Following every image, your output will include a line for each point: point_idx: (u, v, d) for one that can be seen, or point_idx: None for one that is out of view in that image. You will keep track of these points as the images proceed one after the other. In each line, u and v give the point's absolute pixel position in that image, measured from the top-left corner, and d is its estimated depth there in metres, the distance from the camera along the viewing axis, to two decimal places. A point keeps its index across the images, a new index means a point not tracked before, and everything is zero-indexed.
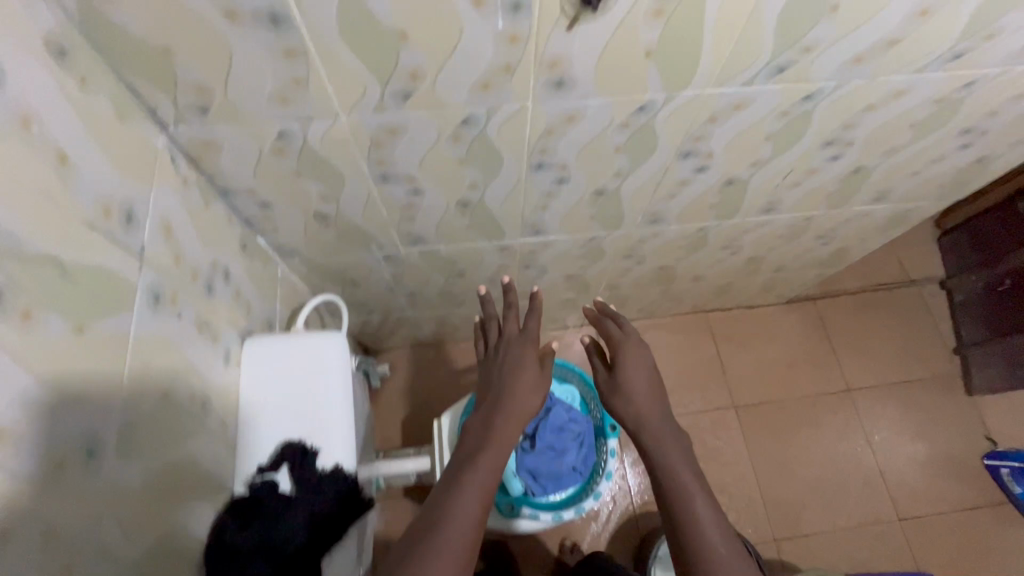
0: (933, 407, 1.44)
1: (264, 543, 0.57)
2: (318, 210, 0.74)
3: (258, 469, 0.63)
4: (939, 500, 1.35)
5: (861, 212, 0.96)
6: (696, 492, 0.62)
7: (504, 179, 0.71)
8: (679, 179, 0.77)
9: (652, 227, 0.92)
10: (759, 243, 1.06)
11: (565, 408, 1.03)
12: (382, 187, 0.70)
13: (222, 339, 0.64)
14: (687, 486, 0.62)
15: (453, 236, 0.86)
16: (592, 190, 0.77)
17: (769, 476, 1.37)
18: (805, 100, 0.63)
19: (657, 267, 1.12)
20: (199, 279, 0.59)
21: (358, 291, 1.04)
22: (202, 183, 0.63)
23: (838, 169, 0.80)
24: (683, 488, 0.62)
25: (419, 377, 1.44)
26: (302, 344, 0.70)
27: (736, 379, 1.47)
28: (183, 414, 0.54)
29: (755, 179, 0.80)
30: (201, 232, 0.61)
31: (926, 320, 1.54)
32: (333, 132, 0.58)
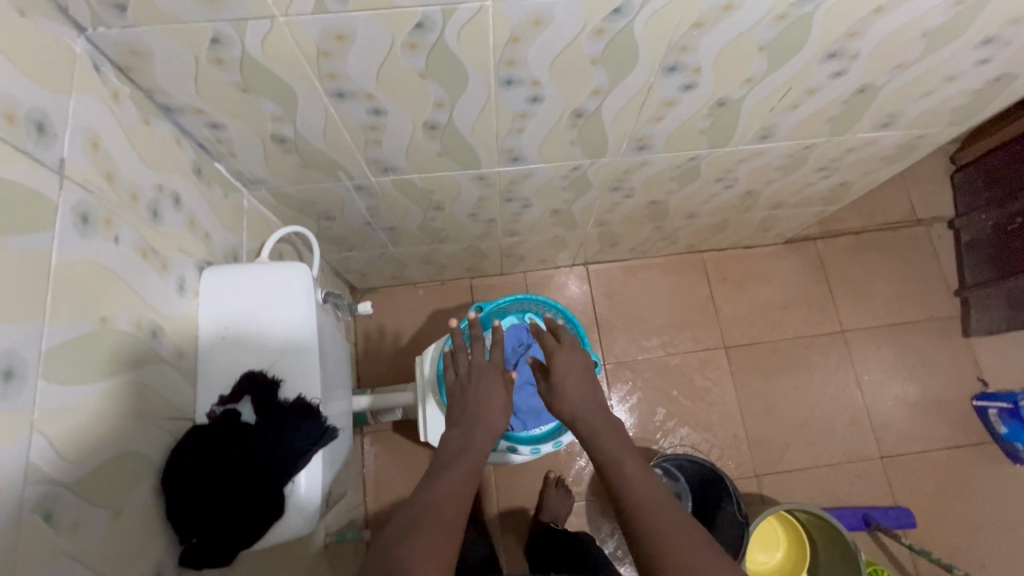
0: (927, 349, 1.42)
1: (224, 468, 0.57)
2: (276, 132, 0.70)
3: (220, 399, 0.63)
4: (923, 439, 1.36)
5: (865, 140, 0.90)
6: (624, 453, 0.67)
7: (472, 97, 0.66)
8: (665, 99, 0.71)
9: (640, 155, 0.87)
10: (755, 176, 1.00)
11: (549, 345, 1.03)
12: (340, 106, 0.65)
13: (175, 268, 0.61)
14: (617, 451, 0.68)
15: (426, 164, 0.81)
16: (569, 111, 0.71)
17: (755, 415, 1.38)
18: (803, 1, 0.56)
19: (648, 201, 1.07)
20: (140, 203, 0.56)
21: (335, 225, 1.01)
22: (140, 100, 0.58)
23: (841, 89, 0.73)
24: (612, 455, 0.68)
25: (407, 316, 1.44)
26: (264, 274, 0.68)
27: (728, 319, 1.45)
28: (130, 341, 0.52)
29: (749, 100, 0.73)
30: (142, 153, 0.57)
31: (929, 260, 1.49)
32: (273, 38, 0.53)
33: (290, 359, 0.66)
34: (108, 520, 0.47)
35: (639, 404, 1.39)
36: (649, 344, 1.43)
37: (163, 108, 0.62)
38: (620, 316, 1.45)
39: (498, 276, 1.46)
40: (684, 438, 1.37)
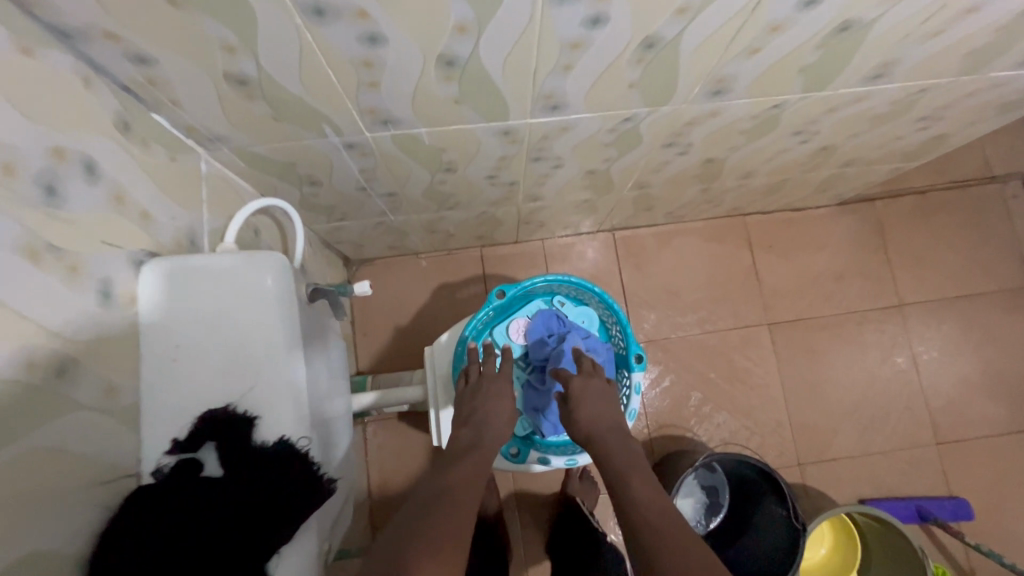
0: (993, 324, 1.28)
1: (181, 543, 0.41)
2: (232, 70, 0.50)
3: (173, 446, 0.46)
4: (983, 424, 1.23)
5: (996, 81, 0.70)
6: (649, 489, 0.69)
7: (509, 18, 0.46)
8: (771, 23, 0.51)
9: (712, 103, 0.67)
10: (842, 127, 0.81)
11: (582, 335, 0.90)
12: (319, 33, 0.45)
13: (92, 267, 0.43)
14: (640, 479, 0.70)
15: (437, 116, 0.62)
16: (639, 40, 0.52)
17: (799, 399, 1.25)
18: None
19: (702, 160, 0.88)
20: (22, 178, 0.37)
21: (321, 191, 0.82)
22: (13, 17, 0.39)
23: (1007, 8, 0.54)
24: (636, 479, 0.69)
25: (410, 290, 1.26)
26: (229, 270, 0.51)
27: (772, 292, 1.29)
28: (19, 388, 0.35)
29: (882, 23, 0.54)
30: (20, 101, 0.38)
31: (1001, 224, 1.31)
32: None
33: (267, 385, 0.50)
34: None
35: (671, 388, 1.25)
36: (684, 321, 1.27)
37: (55, 31, 0.42)
38: (651, 289, 1.29)
39: (513, 244, 1.28)
40: (720, 426, 1.23)
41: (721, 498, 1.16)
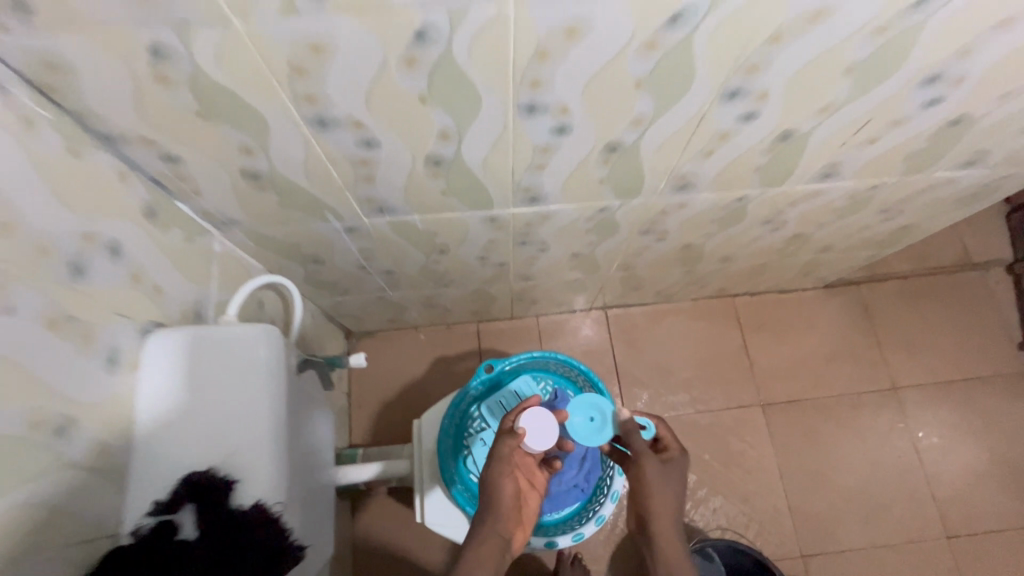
0: (994, 411, 1.26)
1: None
2: (246, 166, 0.57)
3: (152, 508, 0.48)
4: (995, 517, 1.19)
5: (943, 180, 0.76)
6: None
7: (485, 126, 0.54)
8: (718, 131, 0.58)
9: (678, 196, 0.73)
10: (808, 218, 0.86)
11: None
12: (322, 137, 0.53)
13: (103, 336, 0.48)
14: None
15: (427, 205, 0.69)
16: (602, 144, 0.59)
17: (799, 485, 1.21)
18: (913, 9, 0.43)
19: (681, 245, 0.94)
20: (54, 258, 0.43)
21: (323, 268, 0.88)
22: (68, 126, 0.46)
23: (929, 122, 0.60)
24: None
25: (407, 363, 1.30)
26: (223, 343, 0.54)
27: (764, 372, 1.30)
28: (19, 446, 0.39)
29: (817, 133, 0.61)
30: (64, 193, 0.45)
31: (988, 310, 1.33)
32: (231, 49, 0.41)
33: (243, 455, 0.51)
34: None
35: None
36: (677, 400, 1.28)
37: (100, 136, 0.49)
38: (643, 367, 1.30)
39: (509, 319, 1.33)
40: (717, 511, 1.19)
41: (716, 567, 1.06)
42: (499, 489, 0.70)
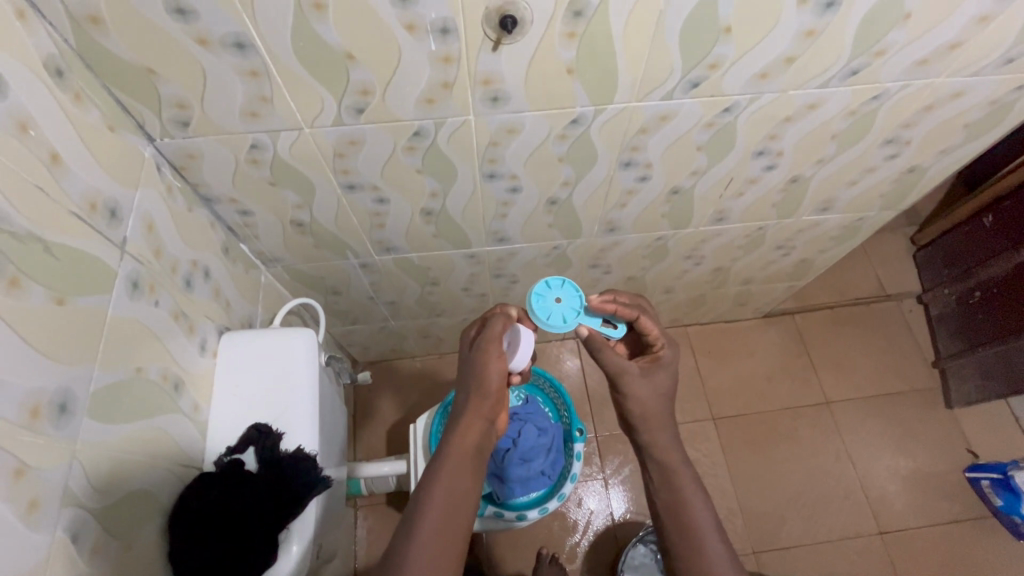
0: (914, 420, 1.45)
1: (221, 504, 0.62)
2: (294, 217, 0.81)
3: (227, 449, 0.69)
4: (922, 514, 1.35)
5: (812, 222, 1.01)
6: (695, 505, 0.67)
7: (461, 187, 0.78)
8: (626, 188, 0.83)
9: (611, 236, 0.98)
10: (720, 253, 1.11)
11: (536, 423, 1.06)
12: (350, 196, 0.78)
13: (198, 330, 0.70)
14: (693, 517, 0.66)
15: (423, 245, 0.93)
16: (545, 199, 0.84)
17: (748, 489, 1.38)
18: (724, 112, 0.69)
19: (626, 277, 1.17)
20: (178, 273, 0.66)
21: (340, 299, 1.11)
22: (187, 191, 0.70)
23: (775, 180, 0.85)
24: (683, 500, 0.68)
25: (406, 388, 1.49)
26: (276, 340, 0.75)
27: (714, 390, 1.50)
28: (157, 390, 0.59)
29: (698, 189, 0.86)
30: (184, 233, 0.68)
31: (904, 334, 1.56)
32: (300, 142, 0.66)
33: (290, 418, 0.72)
34: (117, 549, 0.51)
35: (631, 478, 1.40)
36: None
37: (203, 198, 0.74)
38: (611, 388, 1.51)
39: None
40: None
41: None
42: (486, 371, 0.72)
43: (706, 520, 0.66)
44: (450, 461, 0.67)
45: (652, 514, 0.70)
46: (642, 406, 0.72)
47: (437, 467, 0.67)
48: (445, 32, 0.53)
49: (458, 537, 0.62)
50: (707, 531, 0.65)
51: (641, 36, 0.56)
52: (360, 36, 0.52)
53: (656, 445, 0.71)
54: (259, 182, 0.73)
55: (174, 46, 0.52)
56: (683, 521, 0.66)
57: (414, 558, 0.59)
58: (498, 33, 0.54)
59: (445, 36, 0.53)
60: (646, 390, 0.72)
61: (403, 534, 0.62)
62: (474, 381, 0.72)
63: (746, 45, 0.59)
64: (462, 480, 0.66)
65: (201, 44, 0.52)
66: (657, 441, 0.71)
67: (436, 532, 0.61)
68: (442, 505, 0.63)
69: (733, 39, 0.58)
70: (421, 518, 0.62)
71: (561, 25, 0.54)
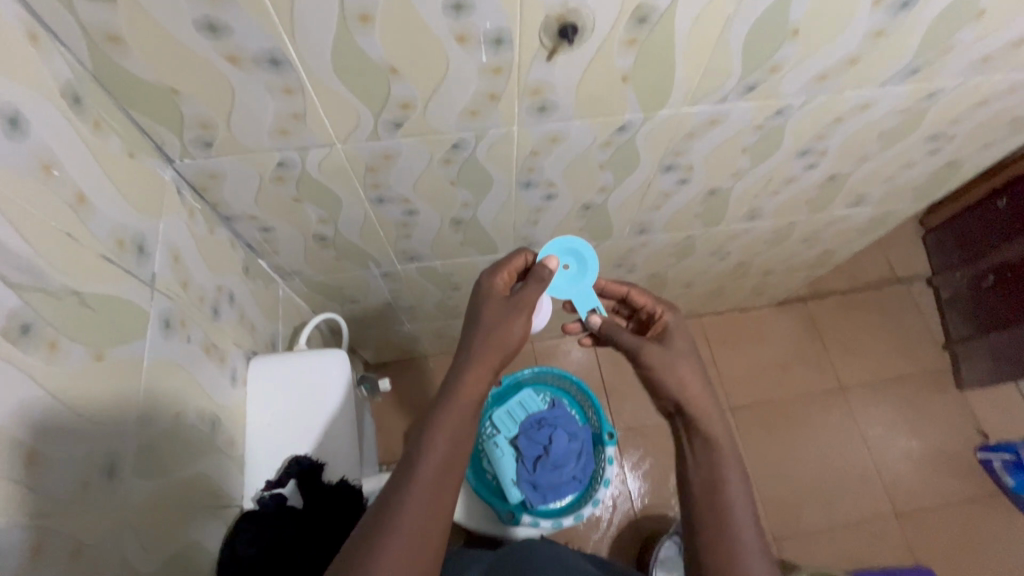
0: (927, 402, 1.47)
1: (270, 548, 0.59)
2: (317, 231, 0.77)
3: (267, 484, 0.66)
4: (935, 494, 1.38)
5: (841, 216, 0.99)
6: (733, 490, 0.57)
7: (495, 197, 0.75)
8: (663, 191, 0.80)
9: (641, 236, 0.95)
10: (746, 248, 1.09)
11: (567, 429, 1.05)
12: (379, 209, 0.73)
13: (229, 359, 0.66)
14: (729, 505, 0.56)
15: (448, 253, 0.89)
16: (579, 204, 0.80)
17: (767, 477, 1.39)
18: (776, 115, 0.66)
19: (649, 274, 1.14)
20: (205, 303, 0.62)
21: (357, 307, 1.07)
22: (206, 212, 0.66)
23: (814, 178, 0.83)
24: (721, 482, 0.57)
25: (421, 389, 1.47)
26: (308, 364, 0.72)
27: (730, 380, 1.50)
28: (195, 431, 0.56)
29: (735, 189, 0.83)
30: (207, 258, 0.64)
31: (914, 317, 1.57)
32: (331, 158, 0.61)
33: (328, 446, 0.70)
34: None
35: (651, 471, 1.40)
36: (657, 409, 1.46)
37: (222, 217, 0.69)
38: (627, 381, 1.50)
39: None
40: None
41: None
42: (509, 328, 0.62)
43: (743, 507, 0.56)
44: (452, 409, 0.57)
45: (682, 495, 0.60)
46: (682, 376, 0.63)
47: (439, 414, 0.56)
48: (499, 43, 0.49)
49: (449, 504, 0.52)
50: (744, 519, 0.55)
51: (703, 42, 0.53)
52: (407, 50, 0.48)
53: (702, 418, 0.61)
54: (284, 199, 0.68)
55: (201, 66, 0.47)
56: (718, 507, 0.56)
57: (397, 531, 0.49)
58: (554, 43, 0.49)
59: (498, 47, 0.49)
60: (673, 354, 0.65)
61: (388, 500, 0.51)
62: (493, 333, 0.61)
63: (811, 47, 0.55)
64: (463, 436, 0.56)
65: (232, 63, 0.47)
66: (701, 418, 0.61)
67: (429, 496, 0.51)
68: (436, 467, 0.53)
69: (799, 42, 0.54)
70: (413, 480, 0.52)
71: (622, 32, 0.50)
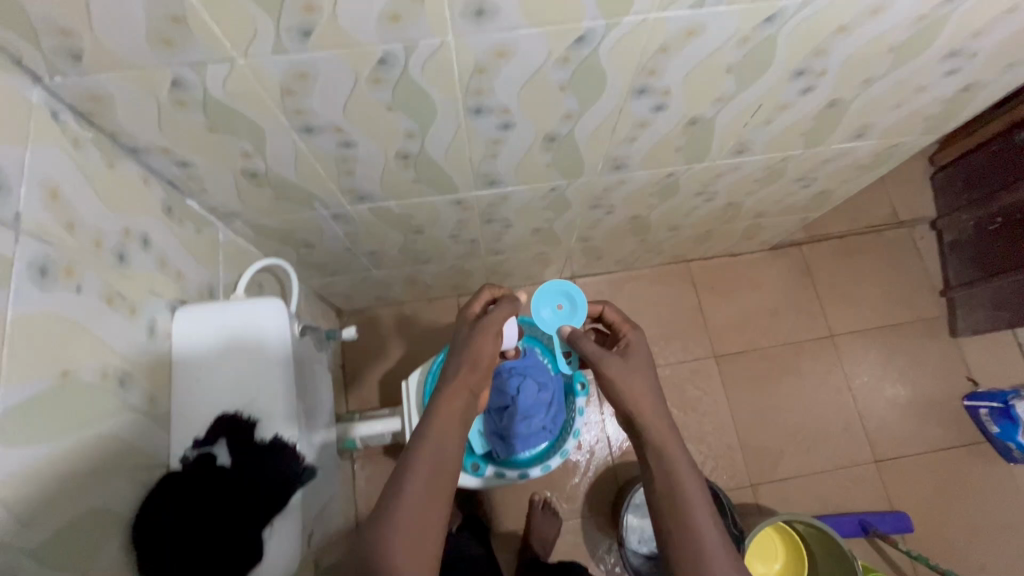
0: (917, 350, 1.43)
1: (190, 512, 0.56)
2: (246, 167, 0.69)
3: (193, 442, 0.61)
4: (917, 441, 1.36)
5: (841, 151, 0.90)
6: (689, 485, 0.57)
7: (443, 126, 0.65)
8: (637, 120, 0.71)
9: (616, 174, 0.86)
10: (735, 188, 1.00)
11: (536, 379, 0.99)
12: (309, 140, 0.65)
13: (144, 310, 0.60)
14: (687, 500, 0.56)
15: (402, 193, 0.81)
16: (542, 135, 0.71)
17: (747, 425, 1.37)
18: (766, 23, 0.55)
19: (629, 216, 1.07)
20: (105, 248, 0.55)
21: (314, 252, 1.00)
22: (102, 142, 0.57)
23: (811, 105, 0.73)
24: (674, 480, 0.57)
25: (396, 336, 1.42)
26: (241, 313, 0.67)
27: (717, 327, 1.45)
28: (94, 391, 0.51)
29: (720, 118, 0.73)
30: (106, 197, 0.56)
31: (914, 262, 1.49)
32: (235, 78, 0.52)
33: (264, 400, 0.64)
34: None
35: None
36: None
37: (127, 149, 0.60)
38: None
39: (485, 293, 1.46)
40: None
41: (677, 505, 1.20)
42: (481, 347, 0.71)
43: (700, 502, 0.56)
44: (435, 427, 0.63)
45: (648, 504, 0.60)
46: (628, 388, 0.64)
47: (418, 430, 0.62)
48: None
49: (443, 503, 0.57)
50: (702, 515, 0.55)
51: None
52: None
53: (649, 424, 0.62)
54: (194, 130, 0.59)
55: None
56: (677, 505, 0.56)
57: (398, 527, 0.54)
58: None
59: None
60: (606, 368, 0.68)
61: (387, 500, 0.57)
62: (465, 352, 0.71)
63: None
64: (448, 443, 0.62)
65: None
66: (648, 421, 0.62)
67: (423, 496, 0.57)
68: (426, 472, 0.59)
69: None
70: (406, 484, 0.57)
71: None
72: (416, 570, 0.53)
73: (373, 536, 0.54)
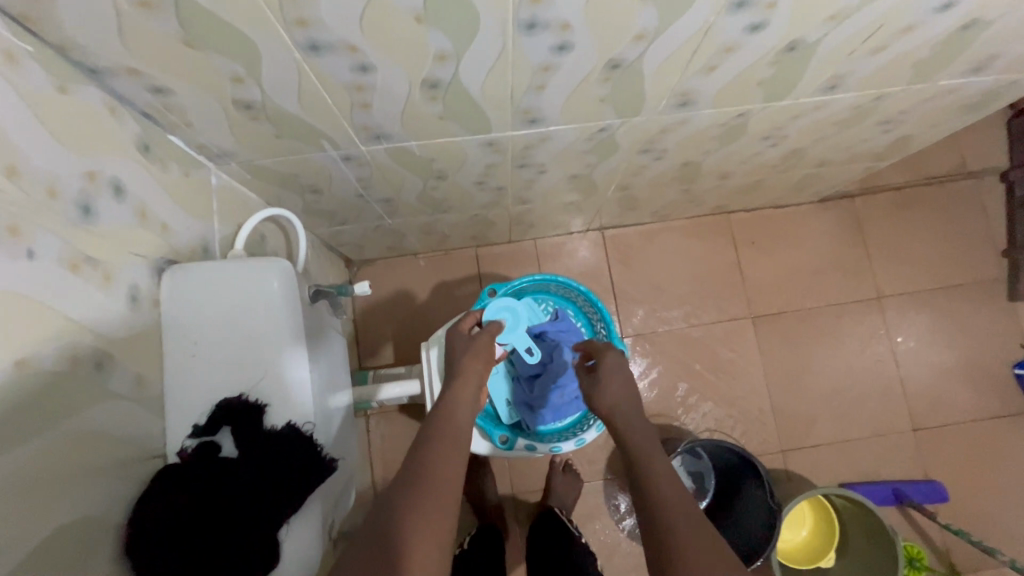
0: (970, 314, 1.32)
1: (190, 514, 0.48)
2: (239, 96, 0.55)
3: (193, 431, 0.53)
4: (960, 410, 1.29)
5: (947, 89, 0.75)
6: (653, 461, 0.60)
7: (484, 47, 0.52)
8: (723, 44, 0.57)
9: (680, 113, 0.72)
10: (808, 131, 0.85)
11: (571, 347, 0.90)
12: (316, 64, 0.51)
13: (122, 276, 0.49)
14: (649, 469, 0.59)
15: (425, 132, 0.68)
16: (604, 61, 0.57)
17: (780, 389, 1.30)
18: None
19: (679, 163, 0.93)
20: (61, 199, 0.43)
21: (321, 199, 0.87)
22: (49, 59, 0.44)
23: (939, 27, 0.58)
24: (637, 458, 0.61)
25: (409, 289, 1.32)
26: (240, 276, 0.56)
27: (755, 286, 1.34)
28: (61, 379, 0.41)
29: (824, 44, 0.59)
30: (58, 132, 0.44)
31: (977, 218, 1.36)
32: None
33: (275, 379, 0.56)
34: None
35: (659, 379, 1.30)
36: (670, 315, 1.33)
37: (84, 70, 0.48)
38: (639, 285, 1.34)
39: (506, 244, 1.34)
40: (706, 414, 1.29)
41: (708, 483, 1.21)
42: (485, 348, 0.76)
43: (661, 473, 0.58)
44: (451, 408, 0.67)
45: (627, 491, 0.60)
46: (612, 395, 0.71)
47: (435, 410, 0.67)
48: None
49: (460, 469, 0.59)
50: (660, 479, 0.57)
51: None
52: None
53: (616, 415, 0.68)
54: (168, 45, 0.46)
55: None
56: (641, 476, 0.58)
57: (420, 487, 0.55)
58: None
59: None
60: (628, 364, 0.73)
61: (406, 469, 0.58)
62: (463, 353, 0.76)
63: None
64: (458, 437, 0.64)
65: None
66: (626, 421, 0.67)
67: (442, 462, 0.59)
68: (442, 452, 0.60)
69: None
70: (425, 453, 0.60)
71: None
72: (439, 527, 0.52)
73: (392, 497, 0.54)
